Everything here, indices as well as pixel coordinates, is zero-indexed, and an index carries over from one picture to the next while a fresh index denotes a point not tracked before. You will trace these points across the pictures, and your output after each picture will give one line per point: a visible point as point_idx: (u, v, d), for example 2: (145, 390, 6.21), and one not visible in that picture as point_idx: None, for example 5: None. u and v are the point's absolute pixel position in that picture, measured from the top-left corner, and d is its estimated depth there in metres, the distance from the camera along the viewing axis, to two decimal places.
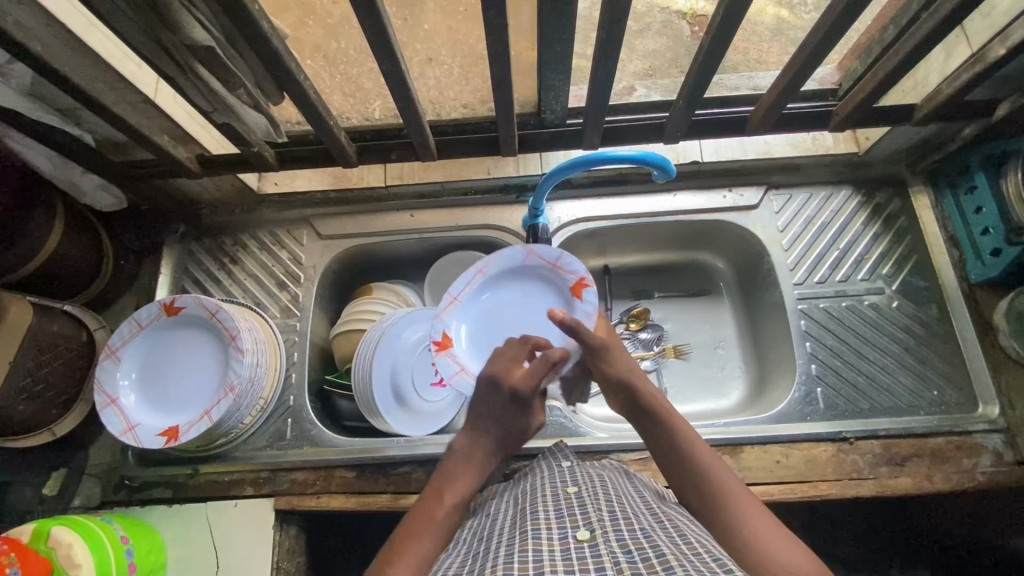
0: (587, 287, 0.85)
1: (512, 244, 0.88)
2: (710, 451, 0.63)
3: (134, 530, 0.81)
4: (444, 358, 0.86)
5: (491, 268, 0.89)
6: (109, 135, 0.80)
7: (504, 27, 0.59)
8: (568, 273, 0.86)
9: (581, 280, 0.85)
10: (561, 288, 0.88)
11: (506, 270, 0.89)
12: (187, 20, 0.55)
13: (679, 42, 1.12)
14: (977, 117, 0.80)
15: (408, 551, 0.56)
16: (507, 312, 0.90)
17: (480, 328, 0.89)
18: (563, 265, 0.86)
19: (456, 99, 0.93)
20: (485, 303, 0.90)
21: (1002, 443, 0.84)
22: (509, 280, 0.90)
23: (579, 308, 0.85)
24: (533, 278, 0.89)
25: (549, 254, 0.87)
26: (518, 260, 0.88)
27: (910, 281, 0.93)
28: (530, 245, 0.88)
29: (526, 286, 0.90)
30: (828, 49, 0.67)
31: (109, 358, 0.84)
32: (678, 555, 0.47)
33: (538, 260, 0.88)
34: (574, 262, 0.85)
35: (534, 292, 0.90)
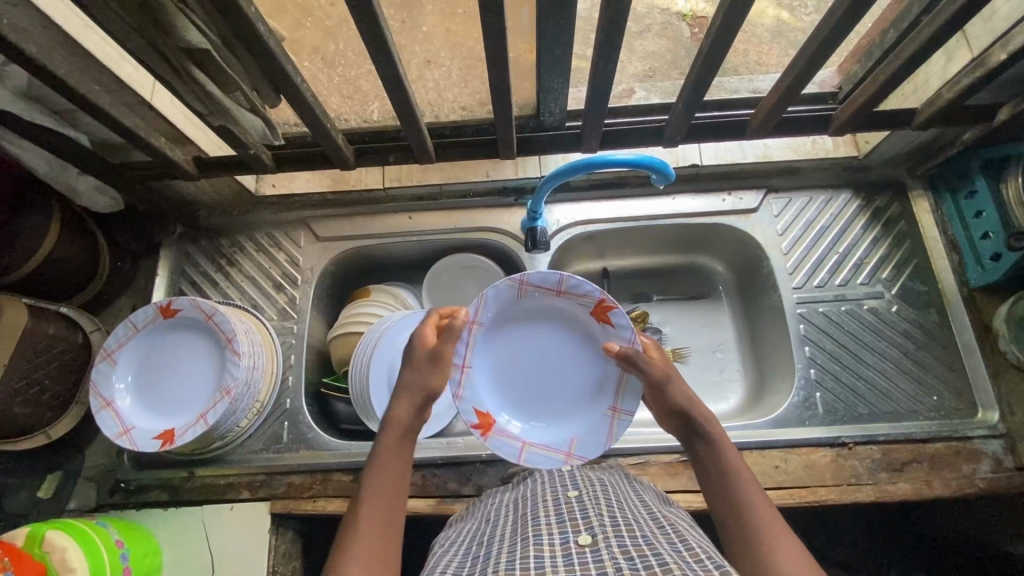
0: (612, 309, 0.76)
1: (498, 280, 0.76)
2: (748, 474, 0.61)
3: (130, 534, 0.81)
4: (493, 433, 0.78)
5: (485, 311, 0.77)
6: (105, 137, 0.80)
7: (502, 30, 0.58)
8: (581, 296, 0.77)
9: (602, 301, 0.76)
10: (573, 309, 0.79)
11: (501, 308, 0.79)
12: (181, 22, 0.55)
13: (679, 44, 1.12)
14: (977, 121, 0.79)
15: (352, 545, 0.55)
16: (524, 351, 0.81)
17: (501, 379, 0.80)
18: (569, 288, 0.77)
19: (455, 101, 0.89)
20: (494, 352, 0.80)
21: (1001, 448, 0.84)
22: (509, 318, 0.80)
23: (611, 330, 0.77)
24: (534, 308, 0.80)
25: (548, 279, 0.77)
26: (510, 293, 0.78)
27: (910, 286, 0.93)
28: (520, 276, 0.76)
29: (529, 317, 0.80)
30: (828, 54, 0.67)
31: (103, 361, 0.84)
32: (679, 562, 0.46)
33: (537, 288, 0.77)
34: (581, 281, 0.76)
35: (542, 322, 0.81)
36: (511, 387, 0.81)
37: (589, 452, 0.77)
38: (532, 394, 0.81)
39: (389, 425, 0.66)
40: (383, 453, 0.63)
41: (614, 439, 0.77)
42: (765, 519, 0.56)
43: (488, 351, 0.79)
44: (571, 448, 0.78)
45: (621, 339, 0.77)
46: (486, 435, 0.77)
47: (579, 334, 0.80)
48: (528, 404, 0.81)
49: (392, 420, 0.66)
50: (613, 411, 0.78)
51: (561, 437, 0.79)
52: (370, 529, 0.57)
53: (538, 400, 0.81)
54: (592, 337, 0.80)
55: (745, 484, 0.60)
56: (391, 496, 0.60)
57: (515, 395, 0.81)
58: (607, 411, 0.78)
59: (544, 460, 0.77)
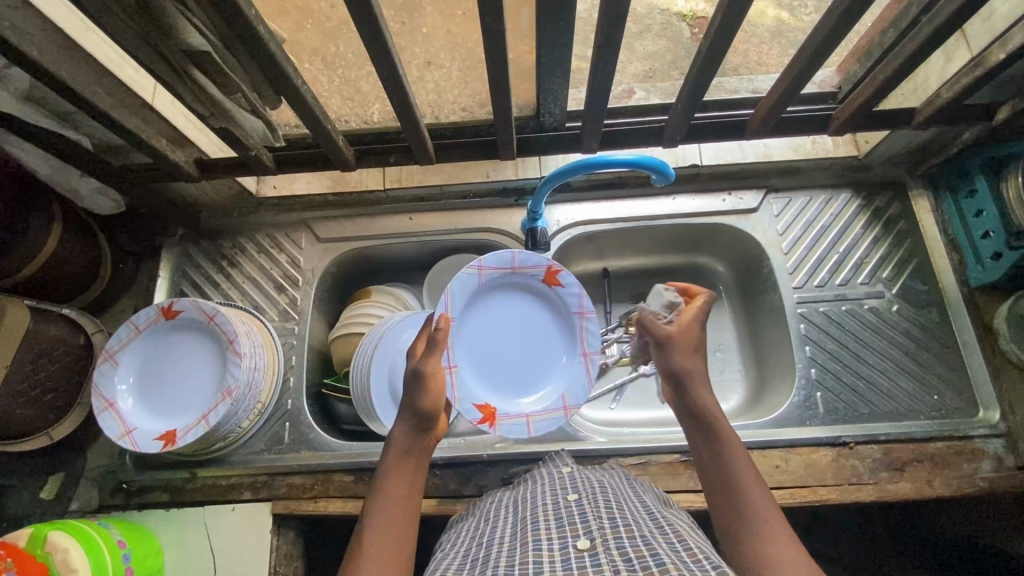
0: (559, 272, 0.88)
1: (458, 273, 0.84)
2: (746, 462, 0.61)
3: (131, 534, 0.81)
4: (497, 420, 0.85)
5: (455, 305, 0.85)
6: (106, 139, 0.80)
7: (501, 30, 0.58)
8: (532, 268, 0.88)
9: (550, 267, 0.87)
10: (525, 283, 0.89)
11: (467, 300, 0.86)
12: (183, 25, 0.56)
13: (679, 44, 1.12)
14: (977, 121, 0.80)
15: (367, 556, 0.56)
16: (495, 333, 0.89)
17: (486, 367, 0.87)
18: (521, 264, 0.87)
19: (455, 103, 0.94)
20: (469, 343, 0.87)
21: (1002, 447, 0.83)
22: (475, 309, 0.88)
23: (561, 291, 0.89)
24: (493, 292, 0.89)
25: (501, 261, 0.87)
26: (472, 283, 0.86)
27: (910, 286, 0.93)
28: (477, 264, 0.85)
29: (492, 302, 0.89)
30: (826, 54, 0.67)
31: (106, 362, 0.84)
32: (678, 562, 0.46)
33: (493, 271, 0.87)
34: (531, 254, 0.87)
35: (500, 304, 0.89)
36: (496, 372, 0.88)
37: (580, 396, 0.87)
38: (515, 370, 0.89)
39: (394, 446, 0.67)
40: (389, 467, 0.65)
41: (594, 378, 0.88)
42: (761, 509, 0.56)
43: (464, 345, 0.87)
44: (564, 403, 0.88)
45: (572, 296, 0.89)
46: (493, 424, 0.84)
47: (534, 305, 0.90)
48: (515, 379, 0.89)
49: (398, 441, 0.67)
50: (584, 356, 0.89)
51: (552, 400, 0.88)
52: (377, 538, 0.58)
53: (522, 375, 0.89)
54: (547, 303, 0.90)
55: (741, 470, 0.60)
56: (398, 507, 0.61)
57: (502, 375, 0.88)
58: (580, 358, 0.89)
59: (551, 424, 0.86)
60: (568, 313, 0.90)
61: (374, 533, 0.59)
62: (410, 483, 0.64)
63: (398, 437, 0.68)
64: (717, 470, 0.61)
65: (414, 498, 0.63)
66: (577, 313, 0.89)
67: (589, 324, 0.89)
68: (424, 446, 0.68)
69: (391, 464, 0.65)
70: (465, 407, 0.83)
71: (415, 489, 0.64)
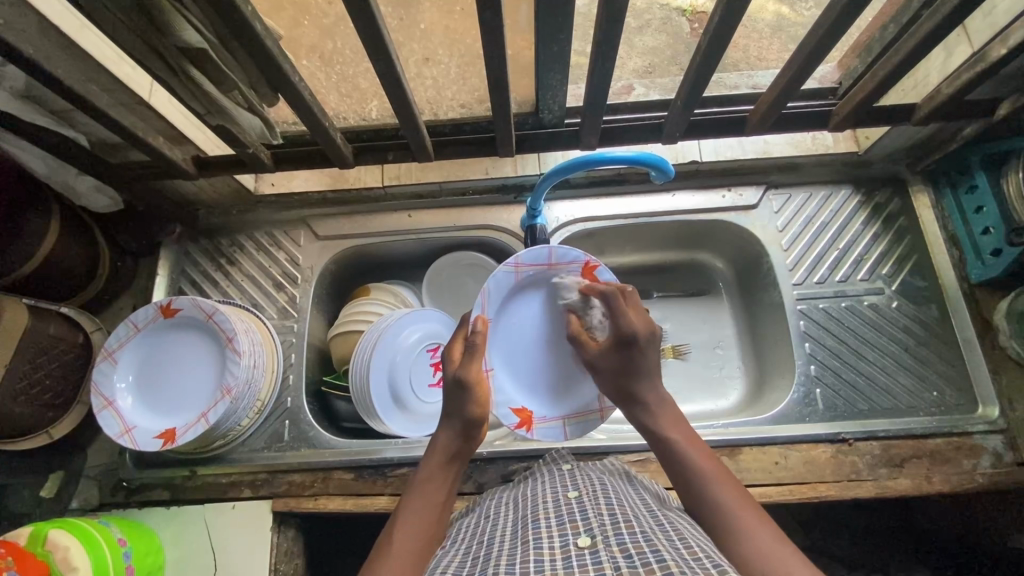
0: (596, 267, 0.86)
1: (495, 272, 0.84)
2: (707, 456, 0.61)
3: (132, 533, 0.81)
4: (534, 424, 0.86)
5: (492, 304, 0.85)
6: (104, 137, 0.80)
7: (499, 26, 0.58)
8: (569, 263, 0.86)
9: (588, 263, 0.85)
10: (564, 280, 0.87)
11: (505, 298, 0.86)
12: (178, 22, 0.55)
13: (679, 39, 1.11)
14: (979, 116, 0.79)
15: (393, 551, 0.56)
16: (532, 333, 0.88)
17: (523, 369, 0.88)
18: (559, 260, 0.86)
19: (454, 99, 0.92)
20: (506, 343, 0.87)
21: (1001, 444, 0.84)
22: (513, 309, 0.87)
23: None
24: (531, 289, 0.88)
25: (537, 257, 0.85)
26: (509, 281, 0.86)
27: (910, 281, 0.93)
28: (513, 261, 0.85)
29: (530, 299, 0.88)
30: (828, 48, 0.66)
31: (105, 360, 0.84)
32: (678, 560, 0.46)
33: (531, 268, 0.86)
34: (568, 249, 0.85)
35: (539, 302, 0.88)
36: (532, 373, 0.88)
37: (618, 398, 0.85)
38: (552, 369, 0.88)
39: (440, 449, 0.67)
40: (427, 471, 0.65)
41: None
42: (725, 499, 0.56)
43: (501, 344, 0.87)
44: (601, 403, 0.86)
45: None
46: (529, 429, 0.85)
47: None
48: (552, 377, 0.89)
49: (443, 447, 0.67)
50: None
51: (587, 401, 0.87)
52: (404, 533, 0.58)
53: (559, 375, 0.88)
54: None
55: (707, 461, 0.60)
56: (430, 512, 0.61)
57: (540, 374, 0.88)
58: None
59: (585, 428, 0.86)
60: None
61: (403, 530, 0.59)
62: (446, 492, 0.64)
63: (444, 442, 0.68)
64: (674, 463, 0.62)
65: (447, 507, 0.64)
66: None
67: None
68: (466, 455, 0.69)
69: (431, 468, 0.65)
70: (502, 413, 0.84)
71: (449, 499, 0.65)
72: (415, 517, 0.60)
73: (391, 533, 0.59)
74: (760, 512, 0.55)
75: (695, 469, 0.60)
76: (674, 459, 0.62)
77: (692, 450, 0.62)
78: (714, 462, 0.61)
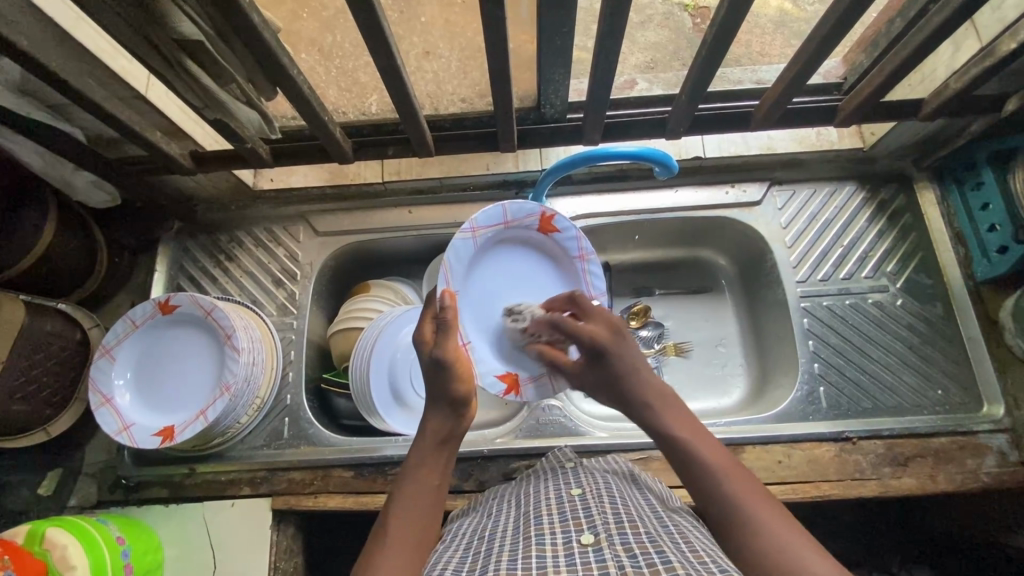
0: (553, 216, 0.87)
1: (453, 242, 0.84)
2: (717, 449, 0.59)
3: (130, 531, 0.80)
4: (522, 386, 0.87)
5: (455, 276, 0.85)
6: (100, 131, 0.79)
7: (501, 19, 0.57)
8: (525, 217, 0.87)
9: (544, 214, 0.87)
10: (522, 234, 0.89)
11: (467, 267, 0.86)
12: (176, 14, 0.54)
13: (681, 35, 1.10)
14: (987, 111, 0.78)
15: (390, 547, 0.54)
16: (501, 292, 0.88)
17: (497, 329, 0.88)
18: (513, 216, 0.86)
19: (455, 94, 0.89)
20: (478, 308, 0.87)
21: (1006, 443, 0.83)
22: (476, 273, 0.87)
23: (558, 236, 0.88)
24: (493, 249, 0.88)
25: (492, 218, 0.86)
26: (469, 247, 0.86)
27: (916, 280, 0.92)
28: (469, 227, 0.84)
29: (492, 259, 0.88)
30: (835, 42, 0.65)
31: (103, 357, 0.83)
32: (684, 562, 0.46)
33: (487, 230, 0.86)
34: (521, 204, 0.85)
35: (503, 260, 0.89)
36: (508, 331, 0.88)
37: None
38: None
39: (430, 433, 0.65)
40: (415, 457, 0.63)
41: None
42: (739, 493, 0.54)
43: (473, 310, 0.87)
44: None
45: (570, 240, 0.88)
46: (517, 391, 0.86)
47: (537, 254, 0.90)
48: None
49: (432, 430, 0.65)
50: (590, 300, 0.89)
51: None
52: (400, 528, 0.56)
53: None
54: (545, 251, 0.90)
55: (720, 457, 0.58)
56: (422, 501, 0.59)
57: None
58: None
59: None
60: (568, 258, 0.89)
61: (398, 523, 0.56)
62: (440, 475, 0.62)
63: (436, 424, 0.65)
64: (685, 460, 0.59)
65: (443, 491, 0.62)
66: (578, 256, 0.88)
67: (591, 267, 0.88)
68: (458, 436, 0.67)
69: (424, 453, 0.63)
70: (488, 381, 0.85)
71: (445, 481, 0.62)
72: (409, 509, 0.58)
73: (384, 525, 0.57)
74: (776, 504, 0.53)
75: (706, 463, 0.57)
76: (680, 455, 0.59)
77: (699, 443, 0.59)
78: (724, 454, 0.59)
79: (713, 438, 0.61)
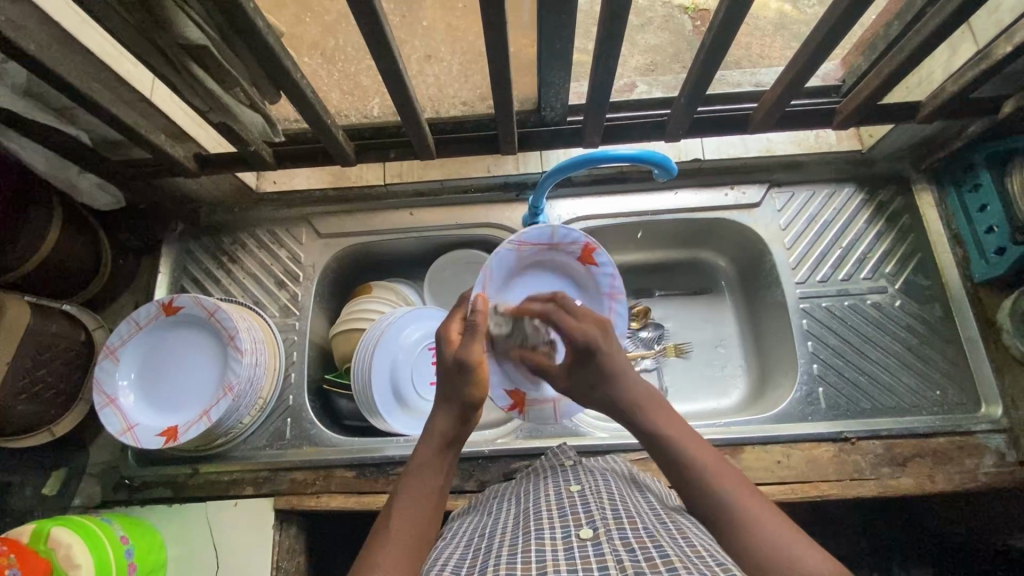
0: (595, 250, 0.88)
1: (497, 250, 0.83)
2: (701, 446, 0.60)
3: (134, 530, 0.81)
4: (527, 406, 0.88)
5: (492, 284, 0.84)
6: (105, 134, 0.80)
7: (502, 24, 0.58)
8: (569, 245, 0.88)
9: (588, 245, 0.87)
10: (562, 260, 0.90)
11: (503, 277, 0.86)
12: (181, 18, 0.55)
13: (682, 37, 1.11)
14: (983, 114, 0.79)
15: (391, 548, 0.54)
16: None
17: None
18: (559, 239, 0.87)
19: (456, 96, 0.91)
20: None
21: (1004, 443, 0.83)
22: (509, 285, 0.88)
23: (595, 270, 0.89)
24: (531, 268, 0.90)
25: (539, 236, 0.86)
26: (510, 258, 0.86)
27: (914, 281, 0.92)
28: (516, 238, 0.84)
29: (527, 276, 0.89)
30: (832, 45, 0.66)
31: (108, 358, 0.84)
32: (682, 556, 0.46)
33: (531, 246, 0.86)
34: (568, 230, 0.86)
35: (536, 279, 0.90)
36: None
37: None
38: None
39: (433, 434, 0.65)
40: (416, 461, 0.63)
41: None
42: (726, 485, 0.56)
43: None
44: None
45: (605, 276, 0.90)
46: (522, 411, 0.88)
47: (571, 281, 0.91)
48: None
49: (436, 433, 0.65)
50: None
51: None
52: (401, 530, 0.56)
53: None
54: (579, 281, 0.91)
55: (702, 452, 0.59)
56: (422, 502, 0.59)
57: None
58: None
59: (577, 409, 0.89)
60: (598, 293, 0.91)
61: (399, 523, 0.57)
62: (443, 478, 0.62)
63: (442, 427, 0.65)
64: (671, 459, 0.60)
65: (444, 494, 0.62)
66: (608, 293, 0.90)
67: (619, 306, 0.91)
68: (461, 439, 0.67)
69: (426, 456, 0.63)
70: (496, 394, 0.86)
71: (445, 484, 0.62)
72: (408, 514, 0.58)
73: (384, 526, 0.57)
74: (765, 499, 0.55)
75: (694, 462, 0.58)
76: (666, 458, 0.61)
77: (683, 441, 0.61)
78: (709, 452, 0.60)
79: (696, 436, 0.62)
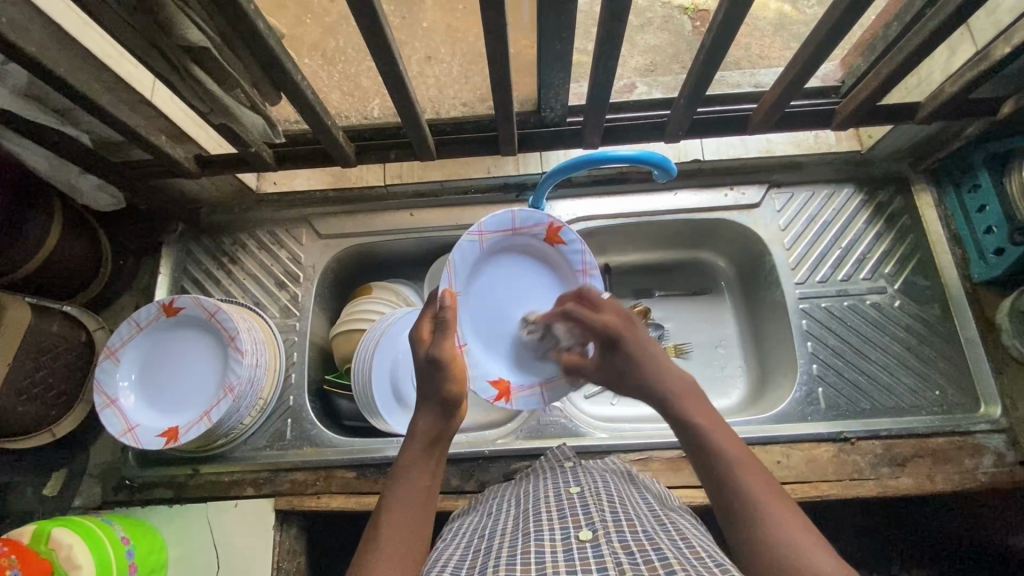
0: (561, 229, 0.85)
1: (459, 244, 0.79)
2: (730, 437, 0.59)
3: (135, 531, 0.81)
4: (513, 394, 0.84)
5: (458, 279, 0.81)
6: (106, 135, 0.80)
7: (502, 25, 0.58)
8: (533, 227, 0.84)
9: (552, 224, 0.85)
10: (528, 243, 0.86)
11: (470, 270, 0.82)
12: (182, 20, 0.55)
13: (681, 38, 1.11)
14: (982, 115, 0.79)
15: (382, 552, 0.54)
16: (503, 296, 0.86)
17: (493, 339, 0.85)
18: (522, 223, 0.84)
19: (456, 98, 0.90)
20: (477, 313, 0.84)
21: (1003, 443, 0.84)
22: (478, 278, 0.84)
23: (563, 248, 0.87)
24: (498, 253, 0.85)
25: (501, 223, 0.83)
26: (474, 250, 0.82)
27: (913, 281, 0.93)
28: (477, 229, 0.81)
29: (496, 264, 0.85)
30: (831, 47, 0.66)
31: (107, 358, 0.84)
32: (681, 558, 0.46)
33: (494, 234, 0.82)
34: (531, 212, 0.83)
35: (506, 267, 0.86)
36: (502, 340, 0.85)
37: None
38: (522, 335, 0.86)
39: (421, 434, 0.65)
40: (406, 460, 0.63)
41: None
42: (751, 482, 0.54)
43: (471, 317, 0.84)
44: None
45: (574, 252, 0.87)
46: (510, 399, 0.84)
47: (540, 264, 0.88)
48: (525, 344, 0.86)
49: (422, 432, 0.65)
50: None
51: None
52: (391, 533, 0.56)
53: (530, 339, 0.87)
54: (549, 263, 0.88)
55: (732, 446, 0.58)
56: (413, 503, 0.59)
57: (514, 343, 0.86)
58: None
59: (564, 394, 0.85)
60: (571, 271, 0.88)
61: (389, 524, 0.57)
62: (431, 476, 0.62)
63: (426, 426, 0.65)
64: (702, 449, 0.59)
65: (435, 492, 0.61)
66: (580, 270, 0.87)
67: (594, 281, 0.87)
68: (448, 436, 0.66)
69: (413, 455, 0.63)
70: (480, 386, 0.82)
71: (436, 483, 0.62)
72: (399, 516, 0.57)
73: (375, 528, 0.57)
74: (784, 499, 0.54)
75: (720, 454, 0.57)
76: (696, 447, 0.59)
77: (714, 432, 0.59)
78: (738, 445, 0.58)
79: (727, 427, 0.61)
